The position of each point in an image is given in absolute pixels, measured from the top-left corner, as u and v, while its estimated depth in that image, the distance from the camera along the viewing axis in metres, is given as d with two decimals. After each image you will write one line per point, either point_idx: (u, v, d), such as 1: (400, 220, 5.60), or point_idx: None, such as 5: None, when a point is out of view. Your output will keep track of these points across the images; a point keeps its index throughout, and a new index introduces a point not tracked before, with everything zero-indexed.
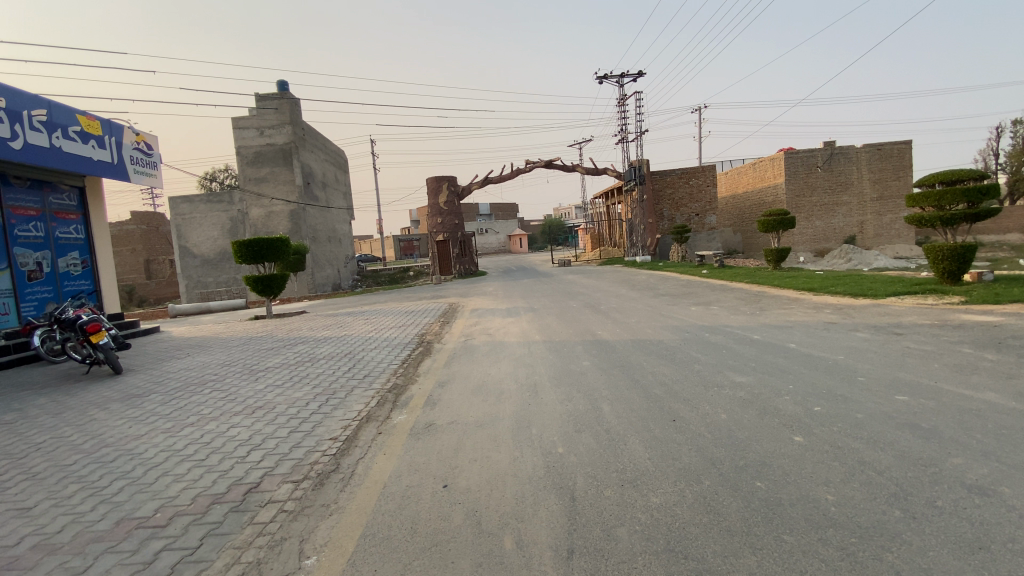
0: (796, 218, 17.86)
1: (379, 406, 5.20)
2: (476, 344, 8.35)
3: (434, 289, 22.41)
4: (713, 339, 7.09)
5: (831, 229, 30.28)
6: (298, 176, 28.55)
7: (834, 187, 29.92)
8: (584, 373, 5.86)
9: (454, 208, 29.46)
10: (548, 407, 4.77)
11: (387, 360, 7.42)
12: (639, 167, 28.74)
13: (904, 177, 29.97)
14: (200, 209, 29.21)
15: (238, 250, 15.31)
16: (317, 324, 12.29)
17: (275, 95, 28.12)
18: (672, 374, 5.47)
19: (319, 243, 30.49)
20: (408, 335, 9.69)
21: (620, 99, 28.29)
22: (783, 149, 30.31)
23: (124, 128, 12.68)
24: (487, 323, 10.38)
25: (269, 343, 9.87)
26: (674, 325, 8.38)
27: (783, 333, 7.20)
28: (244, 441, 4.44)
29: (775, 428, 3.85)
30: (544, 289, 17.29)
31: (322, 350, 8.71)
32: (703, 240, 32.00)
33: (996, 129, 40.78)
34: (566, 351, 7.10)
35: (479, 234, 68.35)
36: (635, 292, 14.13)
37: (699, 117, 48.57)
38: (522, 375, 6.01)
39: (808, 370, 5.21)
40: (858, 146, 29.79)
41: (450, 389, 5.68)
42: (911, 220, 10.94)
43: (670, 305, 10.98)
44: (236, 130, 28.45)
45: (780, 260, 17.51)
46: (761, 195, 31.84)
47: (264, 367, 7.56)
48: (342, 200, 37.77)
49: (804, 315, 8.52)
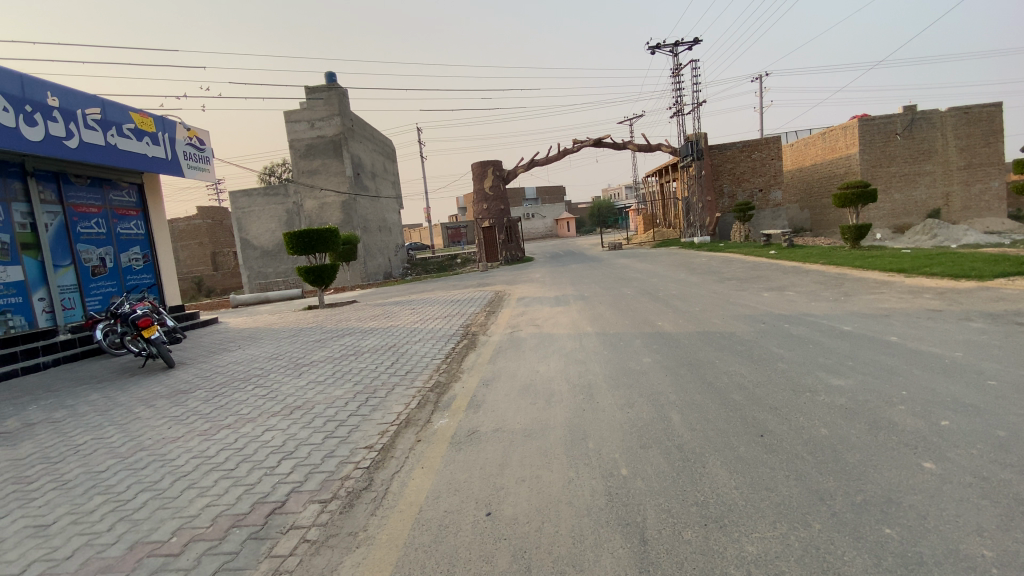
0: (878, 190, 16.04)
1: (420, 407, 4.79)
2: (524, 336, 7.82)
3: (482, 276, 22.06)
4: (795, 331, 6.17)
5: (912, 203, 27.38)
6: (347, 167, 28.91)
7: (916, 156, 26.95)
8: (646, 372, 5.19)
9: (500, 193, 28.98)
10: (607, 413, 4.19)
11: (431, 354, 7.04)
12: (697, 142, 27.18)
13: (995, 143, 26.79)
14: (258, 203, 30.25)
15: (290, 241, 15.48)
16: (364, 314, 12.14)
17: (324, 88, 28.47)
18: (750, 375, 4.73)
19: (369, 232, 30.92)
20: (454, 326, 9.29)
21: (675, 70, 26.61)
22: (857, 116, 27.60)
23: (176, 124, 12.95)
24: (535, 313, 9.84)
25: (316, 335, 9.77)
26: (745, 315, 7.48)
27: (880, 324, 6.17)
28: (277, 447, 4.14)
29: (895, 449, 3.09)
30: (595, 274, 16.52)
31: (367, 342, 8.47)
32: (767, 218, 29.89)
33: None
34: (623, 345, 6.44)
35: (527, 219, 67.78)
36: (695, 276, 13.11)
37: (760, 86, 45.15)
38: (575, 373, 5.42)
39: (922, 371, 4.32)
40: (942, 110, 26.75)
41: (496, 389, 5.18)
42: (1018, 191, 9.32)
43: (737, 290, 9.98)
44: (288, 124, 29.04)
45: (858, 237, 15.82)
46: (831, 167, 29.34)
47: (309, 361, 7.37)
48: (391, 189, 38.19)
49: (901, 302, 7.37)
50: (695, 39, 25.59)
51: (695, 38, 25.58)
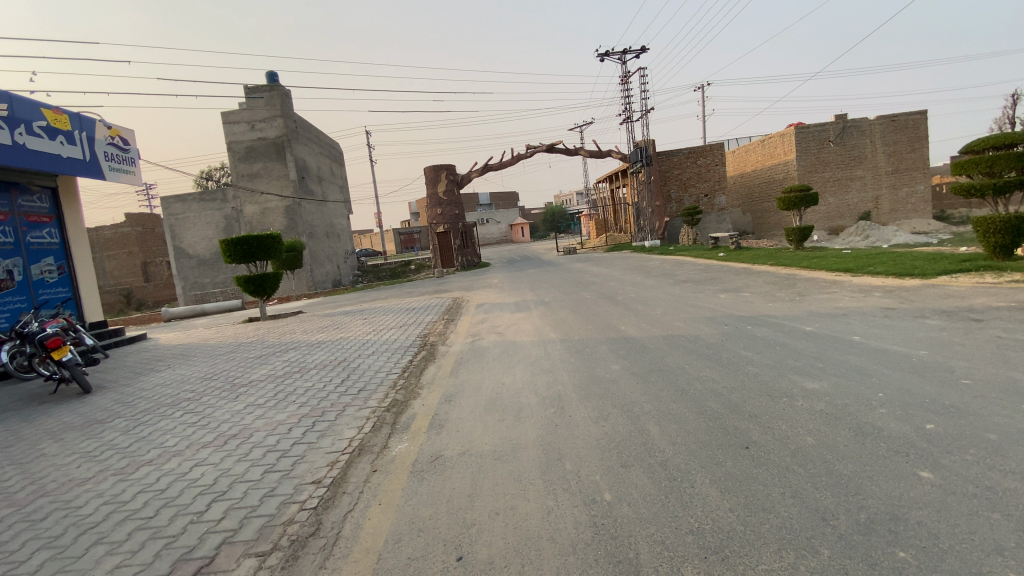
0: (818, 193, 16.79)
1: (375, 431, 4.32)
2: (486, 345, 7.44)
3: (437, 282, 21.48)
4: (760, 333, 6.13)
5: (844, 206, 29.20)
6: (292, 171, 27.55)
7: (847, 162, 28.72)
8: (618, 381, 4.95)
9: (454, 198, 28.46)
10: (581, 428, 3.89)
11: (386, 368, 6.53)
12: (646, 148, 27.57)
13: (920, 149, 28.74)
14: (193, 209, 28.34)
15: (227, 249, 14.40)
16: (311, 326, 11.39)
17: (265, 87, 27.05)
18: (725, 380, 4.57)
19: (316, 239, 29.61)
20: (409, 336, 8.77)
21: (624, 77, 27.13)
22: (793, 124, 29.12)
23: (95, 121, 11.72)
24: (495, 320, 9.49)
25: (257, 350, 8.98)
26: (708, 317, 7.43)
27: (840, 323, 6.23)
28: (207, 486, 3.57)
29: (886, 458, 2.95)
30: (552, 278, 16.38)
31: (315, 356, 7.83)
32: (713, 222, 30.97)
33: (1015, 95, 38.95)
34: (590, 352, 6.19)
35: (481, 224, 67.46)
36: (651, 279, 13.19)
37: (701, 96, 46.97)
38: (543, 384, 5.10)
39: (892, 372, 4.29)
40: (871, 119, 28.52)
41: (458, 406, 4.77)
42: (957, 190, 9.90)
43: (695, 292, 10.03)
44: (226, 125, 27.43)
45: (802, 239, 16.50)
46: (770, 172, 30.77)
47: (248, 381, 6.68)
48: (339, 194, 36.86)
49: (853, 301, 7.55)
50: (641, 46, 26.05)
51: (641, 45, 26.03)
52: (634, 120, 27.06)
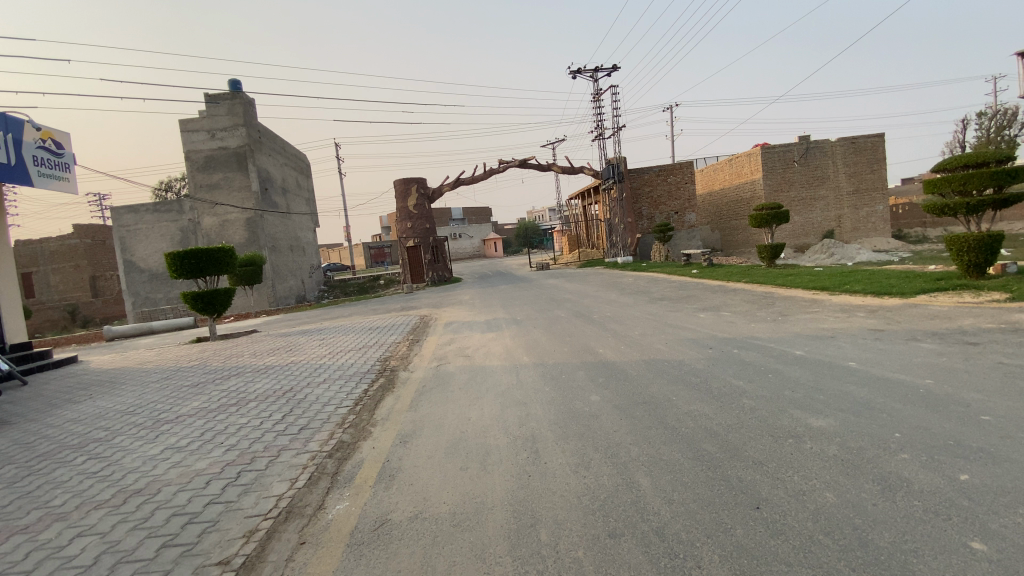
0: (789, 211, 16.82)
1: (311, 486, 3.61)
2: (451, 371, 6.75)
3: (405, 299, 20.64)
4: (748, 357, 5.66)
5: (809, 224, 29.79)
6: (254, 182, 26.35)
7: (811, 181, 29.40)
8: (599, 416, 4.35)
9: (425, 212, 27.75)
10: (558, 480, 3.28)
11: (337, 399, 5.78)
12: (617, 165, 27.45)
13: (879, 171, 29.60)
14: (147, 220, 26.77)
15: (172, 263, 13.27)
16: (263, 347, 10.44)
17: (227, 96, 25.98)
18: (718, 416, 4.03)
19: (279, 253, 28.35)
20: (368, 360, 8.00)
21: (595, 95, 27.19)
22: (759, 145, 29.73)
23: (23, 123, 10.65)
24: (464, 341, 8.83)
25: (197, 376, 8.04)
26: (690, 339, 6.93)
27: (831, 347, 5.81)
28: (83, 569, 2.78)
29: (927, 523, 2.42)
30: (526, 295, 15.83)
31: (259, 384, 6.99)
32: (683, 239, 31.16)
33: (963, 121, 40.88)
34: (566, 380, 5.59)
35: (453, 239, 66.83)
36: (627, 297, 12.77)
37: (670, 116, 48.00)
38: (514, 421, 4.46)
39: (903, 407, 3.82)
40: (833, 140, 29.29)
41: (414, 451, 4.08)
42: (929, 208, 9.81)
43: (673, 311, 9.59)
44: (184, 134, 26.15)
45: (774, 256, 16.43)
46: (738, 191, 31.30)
47: (177, 415, 5.81)
48: (306, 206, 35.63)
49: (838, 321, 7.20)
50: (613, 64, 26.13)
51: (613, 63, 26.10)
52: (606, 137, 27.06)
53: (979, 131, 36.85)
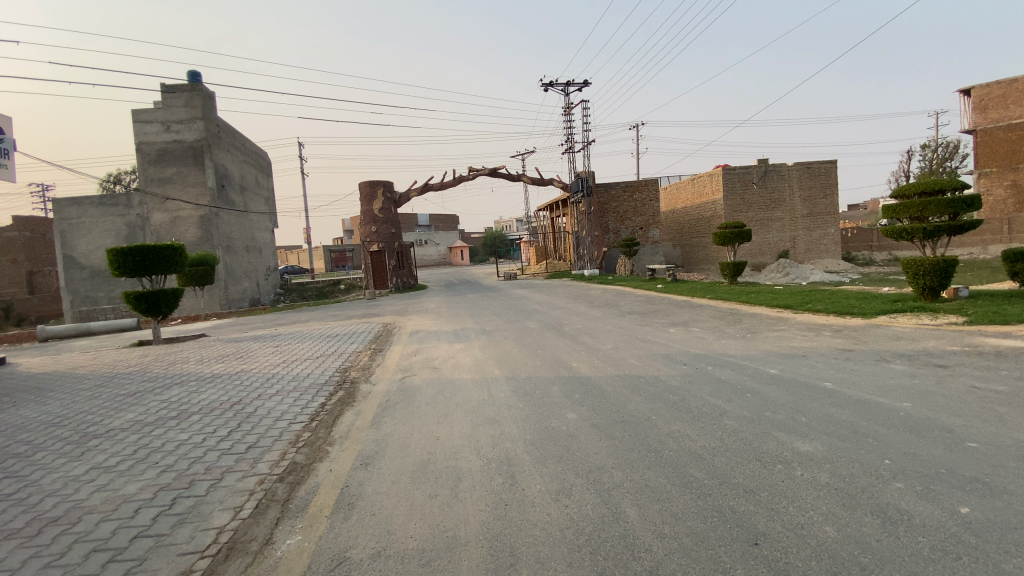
0: (751, 230, 17.24)
1: (258, 517, 3.17)
2: (417, 384, 6.35)
3: (367, 305, 19.95)
4: (724, 375, 5.54)
5: (766, 244, 30.85)
6: (210, 178, 25.07)
7: (769, 204, 30.51)
8: (577, 436, 4.10)
9: (391, 216, 27.11)
10: (538, 512, 2.99)
11: (290, 414, 5.30)
12: (586, 179, 27.66)
13: (830, 196, 30.89)
14: (89, 213, 25.01)
15: (113, 260, 12.27)
16: (210, 354, 9.69)
17: (185, 87, 24.74)
18: (703, 438, 3.83)
19: (234, 253, 27.04)
20: (326, 371, 7.48)
21: (566, 108, 27.41)
22: (721, 166, 30.69)
23: None
24: (430, 351, 8.45)
25: (134, 384, 7.32)
26: (664, 355, 6.81)
27: (804, 366, 5.79)
28: None
29: (937, 563, 2.27)
30: (493, 305, 15.54)
31: (204, 395, 6.39)
32: (647, 254, 31.67)
33: (907, 152, 43.44)
34: (540, 396, 5.32)
35: (418, 245, 65.88)
36: (596, 309, 12.68)
37: (637, 134, 49.10)
38: (486, 442, 4.14)
39: (887, 431, 3.74)
40: (789, 165, 30.49)
41: (377, 475, 3.70)
42: (888, 232, 10.17)
43: (643, 326, 9.50)
44: (136, 124, 24.69)
45: (736, 274, 16.77)
46: (700, 210, 32.15)
47: (107, 428, 5.18)
48: (265, 206, 34.29)
49: (806, 340, 7.23)
50: (584, 79, 26.45)
51: (584, 78, 26.42)
52: (575, 151, 27.25)
53: (921, 163, 39.27)
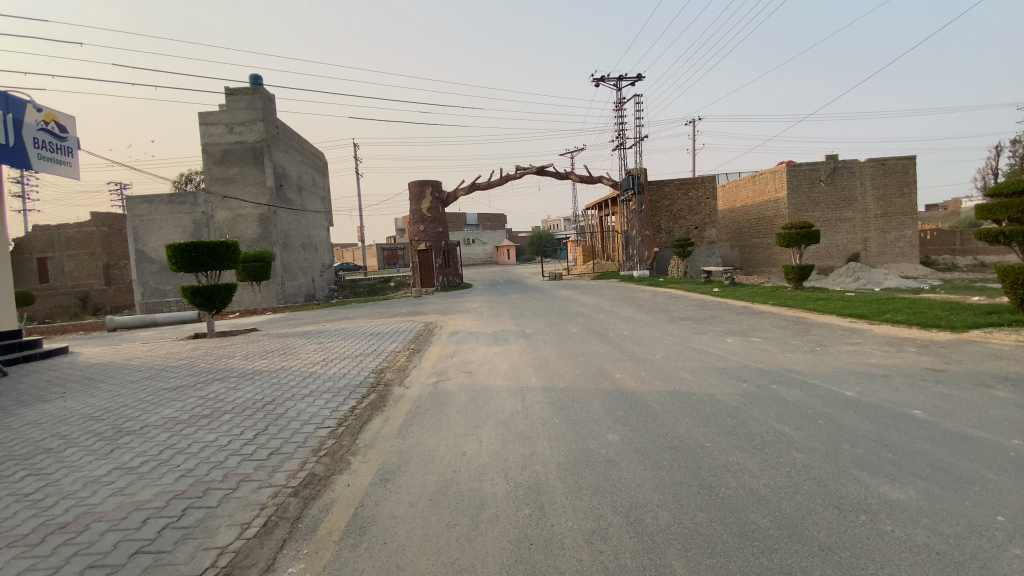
0: (818, 231, 15.92)
1: (262, 538, 2.95)
2: (451, 389, 6.06)
3: (413, 303, 20.05)
4: (788, 396, 4.90)
5: (834, 246, 28.73)
6: (269, 178, 26.08)
7: (838, 203, 28.39)
8: (617, 462, 3.67)
9: (438, 215, 27.25)
10: (566, 558, 2.60)
11: (319, 418, 5.14)
12: (637, 177, 26.74)
13: (909, 194, 28.43)
14: (160, 211, 26.63)
15: (172, 255, 12.81)
16: (255, 349, 9.87)
17: (248, 90, 25.87)
18: (765, 476, 3.31)
19: (291, 249, 28.05)
20: (361, 371, 7.35)
21: (618, 104, 26.58)
22: (784, 162, 28.85)
23: (24, 104, 10.35)
24: (467, 353, 8.19)
25: (178, 378, 7.47)
26: (718, 368, 6.19)
27: (885, 389, 5.03)
28: None
29: None
30: (537, 306, 15.16)
31: (240, 392, 6.38)
32: (701, 255, 30.24)
33: (998, 146, 39.41)
34: (579, 410, 4.90)
35: (466, 244, 66.47)
36: (645, 314, 12.03)
37: (692, 131, 47.36)
38: (515, 462, 3.78)
39: (999, 477, 3.05)
40: (861, 161, 28.26)
41: (395, 494, 3.42)
42: (981, 235, 8.96)
43: (696, 334, 8.82)
44: (203, 126, 26.03)
45: (801, 278, 15.53)
46: (761, 209, 30.41)
47: (142, 425, 5.21)
48: (321, 204, 35.49)
49: (886, 357, 6.37)
50: (637, 73, 25.58)
51: (637, 72, 25.56)
52: (627, 147, 26.39)
53: (1016, 159, 35.49)
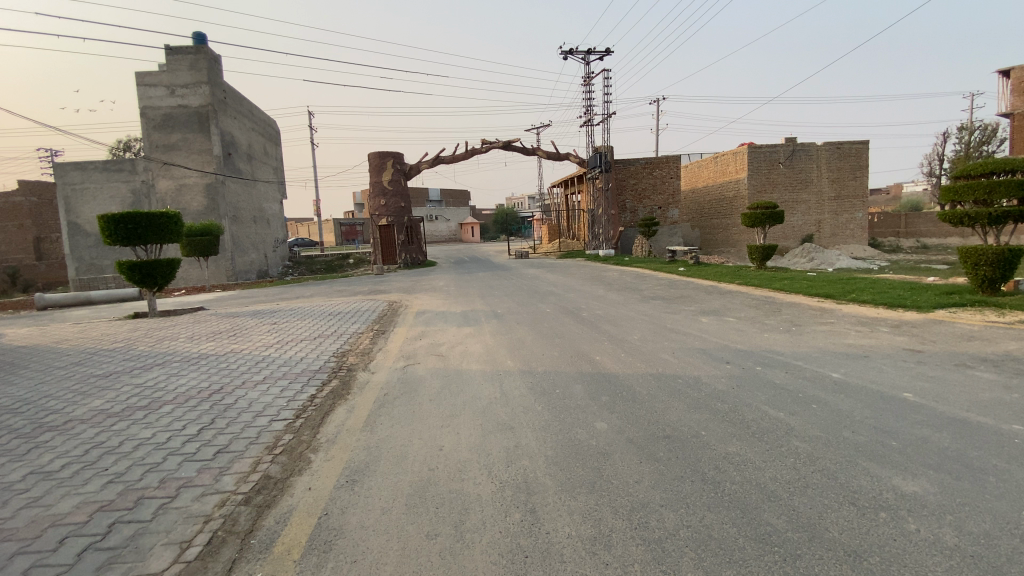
0: (782, 212, 16.12)
1: (207, 559, 2.49)
2: (421, 374, 5.62)
3: (375, 281, 19.26)
4: (776, 379, 4.75)
5: (789, 228, 29.55)
6: (216, 146, 24.28)
7: (795, 185, 29.09)
8: (610, 453, 3.37)
9: (400, 189, 26.24)
10: (567, 573, 2.26)
11: (273, 409, 4.60)
12: (604, 154, 26.46)
13: (861, 177, 29.38)
14: (95, 178, 24.44)
15: (105, 227, 11.60)
16: (203, 330, 9.07)
17: (191, 49, 23.79)
18: (771, 468, 3.08)
19: (241, 223, 26.44)
20: (322, 355, 6.79)
21: (586, 79, 26.05)
22: (746, 143, 29.24)
23: None
24: (436, 334, 7.76)
25: (113, 364, 6.68)
26: (700, 349, 6.02)
27: (870, 370, 4.94)
28: None
29: None
30: (505, 285, 14.78)
31: (183, 379, 5.72)
32: (665, 234, 30.51)
33: (944, 133, 41.12)
34: (562, 396, 4.57)
35: (429, 221, 65.07)
36: (616, 293, 11.86)
37: (657, 110, 47.58)
38: (498, 457, 3.42)
39: (1011, 467, 2.92)
40: (819, 144, 28.97)
41: (365, 498, 3.00)
42: (945, 217, 9.16)
43: (670, 313, 8.68)
44: (140, 88, 23.83)
45: (765, 258, 15.72)
46: (722, 189, 30.87)
47: (66, 419, 4.53)
48: (274, 176, 33.59)
49: (862, 337, 6.35)
50: (606, 47, 25.05)
51: (606, 46, 25.02)
52: (594, 124, 26.00)
53: (959, 147, 37.21)
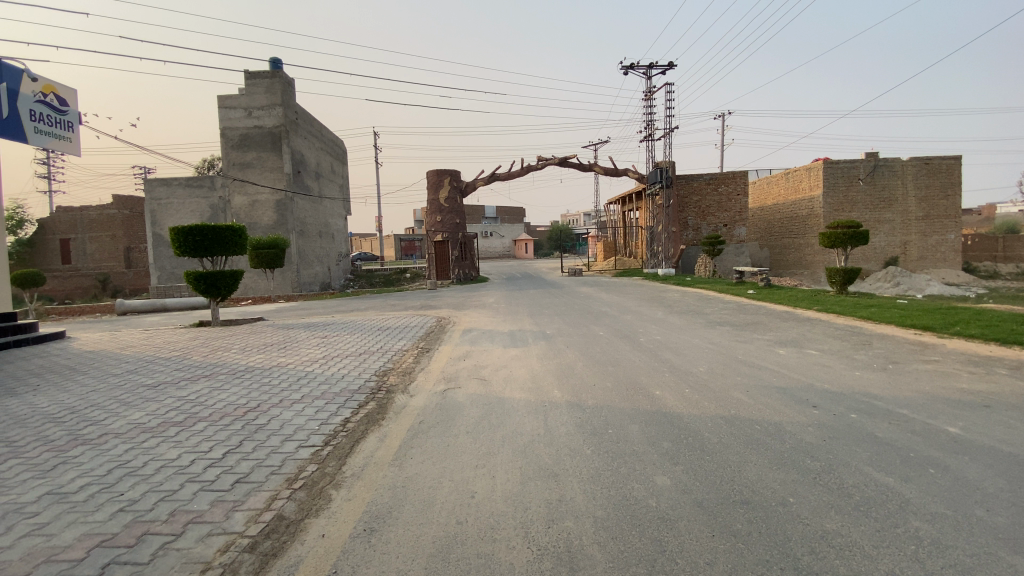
0: (867, 232, 14.62)
1: None
2: (461, 401, 5.21)
3: (428, 296, 19.27)
4: (877, 431, 3.95)
5: (870, 249, 27.08)
6: (287, 164, 25.57)
7: (877, 203, 26.73)
8: (672, 519, 2.79)
9: (456, 206, 26.45)
10: None
11: (303, 434, 4.33)
12: (665, 169, 25.53)
13: (954, 196, 26.61)
14: (178, 194, 26.33)
15: (176, 238, 12.20)
16: (254, 342, 9.16)
17: (267, 74, 25.29)
18: (888, 559, 2.38)
19: (307, 237, 27.58)
20: (362, 373, 6.54)
21: (648, 93, 25.37)
22: (821, 159, 27.32)
23: (20, 72, 9.79)
24: (482, 355, 7.37)
25: (163, 374, 6.74)
26: (777, 388, 5.23)
27: (999, 425, 4.02)
28: None
29: None
30: (558, 304, 14.28)
31: (224, 394, 5.62)
32: (730, 254, 28.83)
33: None
34: (615, 438, 4.01)
35: (484, 237, 65.84)
36: (677, 316, 11.05)
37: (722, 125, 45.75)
38: (538, 513, 2.92)
39: None
40: (904, 159, 26.56)
41: (381, 555, 2.58)
42: None
43: (739, 342, 7.83)
44: (221, 110, 25.55)
45: (846, 282, 14.25)
46: (793, 207, 28.94)
47: (103, 432, 4.46)
48: (339, 192, 35.04)
49: (980, 381, 5.31)
50: (669, 60, 24.35)
51: (669, 60, 24.32)
52: (655, 139, 25.20)
53: None
